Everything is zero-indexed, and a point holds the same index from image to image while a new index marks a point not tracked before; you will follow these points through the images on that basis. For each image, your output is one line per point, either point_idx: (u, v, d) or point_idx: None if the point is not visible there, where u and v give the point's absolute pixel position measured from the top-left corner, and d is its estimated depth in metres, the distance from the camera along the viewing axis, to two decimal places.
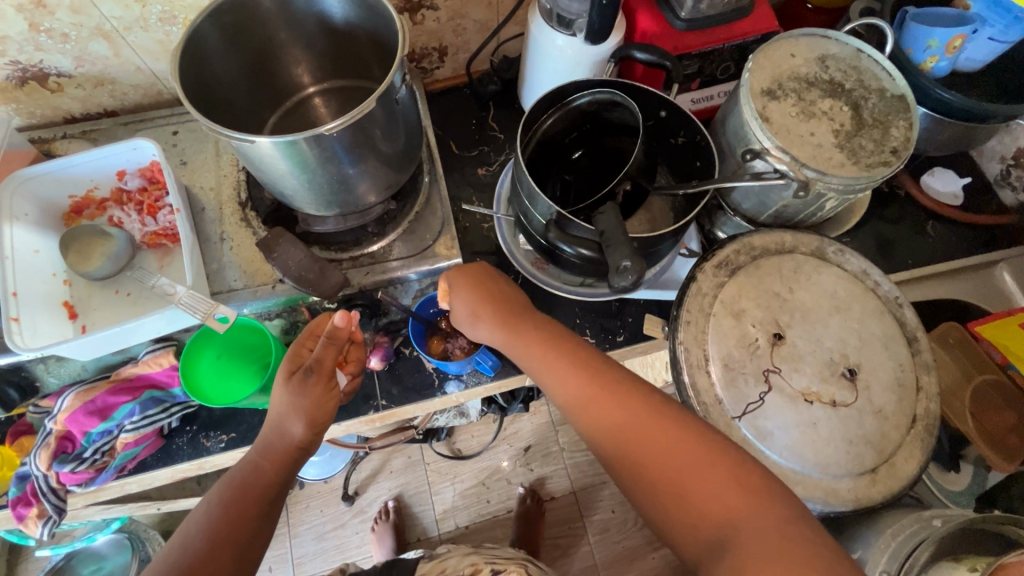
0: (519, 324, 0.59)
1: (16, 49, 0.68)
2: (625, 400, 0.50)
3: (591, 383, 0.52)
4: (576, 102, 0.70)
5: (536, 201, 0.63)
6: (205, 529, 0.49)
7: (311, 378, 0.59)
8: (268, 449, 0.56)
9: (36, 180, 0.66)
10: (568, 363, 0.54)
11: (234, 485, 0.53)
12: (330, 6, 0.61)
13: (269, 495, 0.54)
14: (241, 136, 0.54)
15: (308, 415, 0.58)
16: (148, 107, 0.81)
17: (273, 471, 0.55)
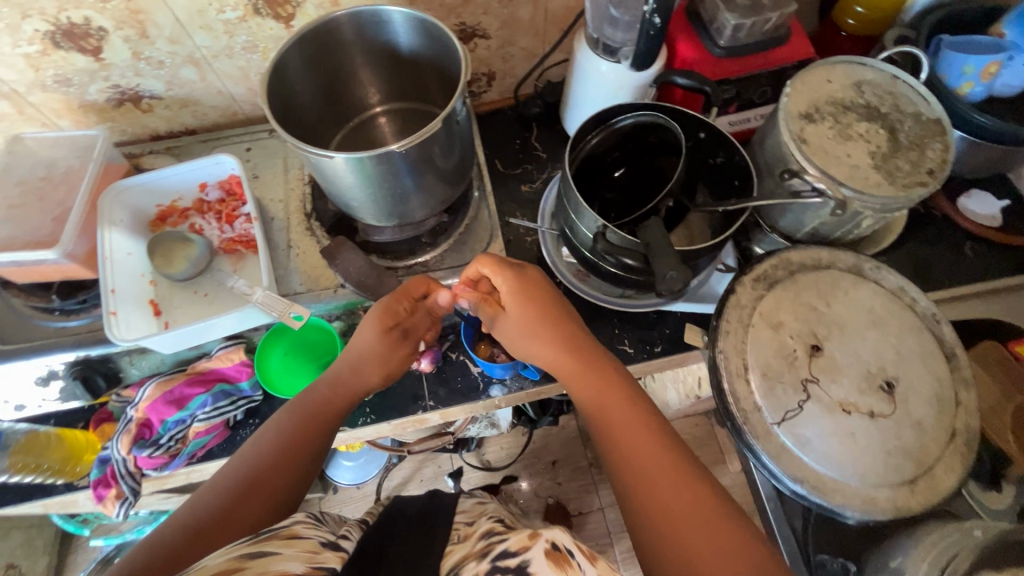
0: (548, 330, 0.68)
1: (119, 75, 0.76)
2: (656, 439, 0.59)
3: (625, 418, 0.61)
4: (620, 123, 0.74)
5: (582, 215, 0.67)
6: (277, 442, 0.60)
7: (403, 339, 0.70)
8: (340, 379, 0.67)
9: (130, 190, 0.74)
10: (606, 396, 0.64)
11: (305, 408, 0.64)
12: (398, 37, 0.67)
13: (330, 424, 0.64)
14: (321, 152, 0.60)
15: (382, 368, 0.69)
16: (224, 126, 0.90)
17: (336, 402, 0.66)
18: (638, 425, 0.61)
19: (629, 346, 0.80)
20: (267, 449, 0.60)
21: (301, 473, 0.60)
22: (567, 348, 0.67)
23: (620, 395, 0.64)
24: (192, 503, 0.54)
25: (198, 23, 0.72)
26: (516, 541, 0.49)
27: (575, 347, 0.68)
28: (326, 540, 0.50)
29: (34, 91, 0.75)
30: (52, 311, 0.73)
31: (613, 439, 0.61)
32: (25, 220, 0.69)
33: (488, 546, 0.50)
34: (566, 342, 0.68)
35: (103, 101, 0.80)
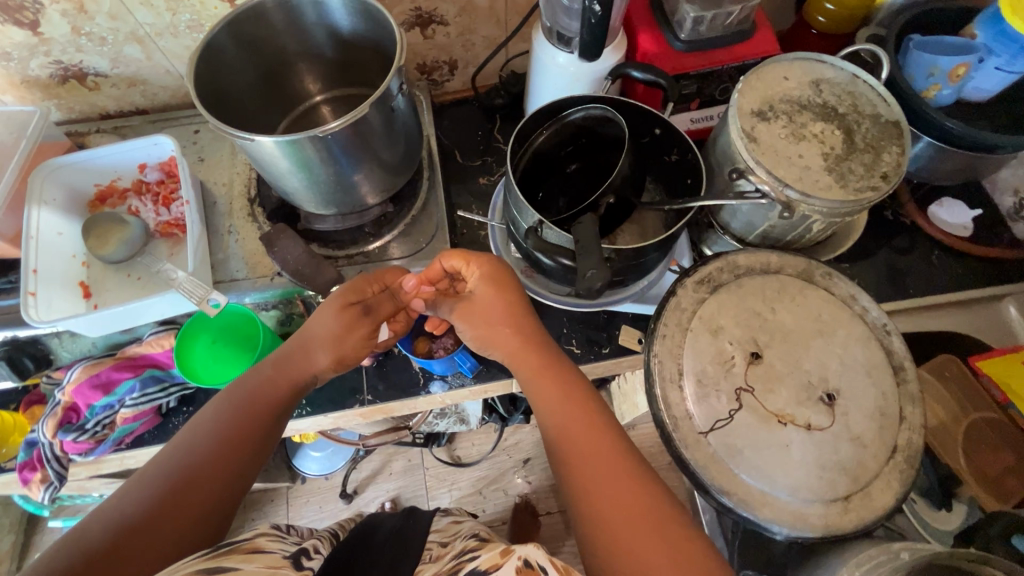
0: (515, 322, 0.67)
1: (59, 50, 0.74)
2: (609, 451, 0.55)
3: (582, 428, 0.57)
4: (570, 115, 0.72)
5: (522, 210, 0.65)
6: (208, 439, 0.54)
7: (365, 318, 0.67)
8: (282, 369, 0.63)
9: (66, 168, 0.72)
10: (565, 403, 0.60)
11: (240, 400, 0.59)
12: (337, 19, 0.65)
13: (268, 414, 0.59)
14: (243, 135, 0.58)
15: (336, 351, 0.65)
16: (175, 107, 0.88)
17: (278, 394, 0.61)
18: (594, 437, 0.56)
19: (575, 346, 0.78)
20: (195, 445, 0.54)
21: (239, 469, 0.54)
22: (533, 347, 0.65)
23: (579, 404, 0.60)
24: (107, 514, 0.47)
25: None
26: (488, 559, 0.50)
27: (538, 346, 0.65)
28: (287, 553, 0.51)
29: None
30: None
31: (569, 452, 0.56)
32: None
33: (459, 564, 0.52)
34: (530, 339, 0.66)
35: (46, 77, 0.78)
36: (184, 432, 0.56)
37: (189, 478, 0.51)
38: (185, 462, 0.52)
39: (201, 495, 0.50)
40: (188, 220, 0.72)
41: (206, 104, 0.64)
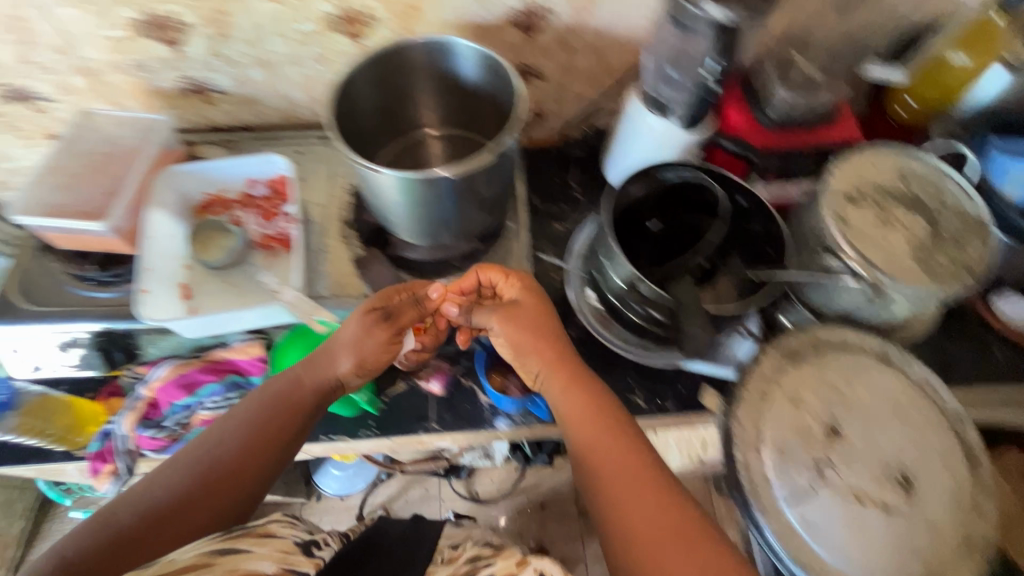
0: (546, 345, 0.70)
1: (193, 67, 0.80)
2: (637, 476, 0.59)
3: (610, 459, 0.60)
4: (667, 176, 0.75)
5: (616, 264, 0.68)
6: (239, 440, 0.62)
7: (384, 322, 0.70)
8: (309, 372, 0.68)
9: (183, 176, 0.77)
10: (595, 431, 0.63)
11: (270, 402, 0.65)
12: (466, 68, 0.70)
13: (293, 411, 0.65)
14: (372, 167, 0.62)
15: (357, 355, 0.68)
16: (279, 127, 0.93)
17: (308, 396, 0.67)
18: (624, 461, 0.60)
19: (641, 398, 0.79)
20: (231, 446, 0.61)
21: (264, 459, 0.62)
22: (564, 371, 0.68)
23: (611, 429, 0.63)
24: (128, 504, 0.57)
25: (275, 31, 0.76)
26: (503, 567, 0.60)
27: (568, 371, 0.68)
28: (300, 540, 0.58)
29: (111, 71, 0.79)
30: (85, 280, 0.75)
31: (598, 480, 0.61)
32: (82, 190, 0.72)
33: (473, 568, 0.60)
34: (562, 366, 0.68)
35: (172, 89, 0.84)
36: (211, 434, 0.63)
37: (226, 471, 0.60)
38: (222, 458, 0.61)
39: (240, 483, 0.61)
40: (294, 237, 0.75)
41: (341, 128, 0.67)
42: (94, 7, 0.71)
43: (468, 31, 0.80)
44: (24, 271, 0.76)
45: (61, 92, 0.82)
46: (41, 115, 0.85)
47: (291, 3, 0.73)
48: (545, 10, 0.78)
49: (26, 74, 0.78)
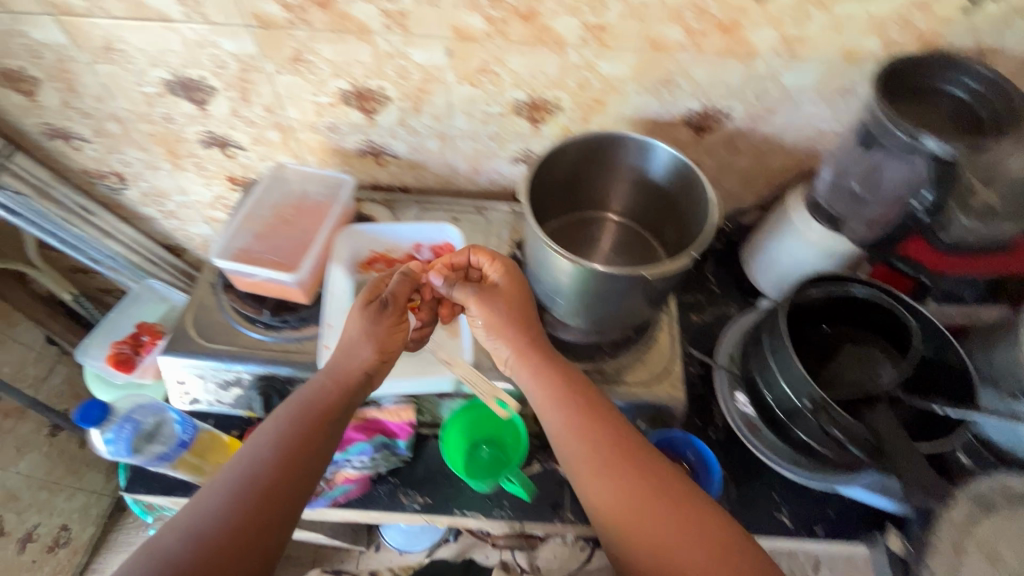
0: (554, 361, 0.67)
1: (378, 134, 0.86)
2: (661, 505, 0.57)
3: (634, 488, 0.58)
4: (854, 292, 0.71)
5: (799, 384, 0.65)
6: (280, 450, 0.58)
7: (388, 309, 0.67)
8: (334, 375, 0.65)
9: (361, 235, 0.82)
10: (608, 462, 0.60)
11: (301, 410, 0.62)
12: (659, 159, 0.71)
13: (330, 419, 0.62)
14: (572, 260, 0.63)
15: (378, 343, 0.66)
16: (435, 191, 0.97)
17: (335, 398, 0.64)
18: (642, 492, 0.58)
19: (787, 517, 0.75)
20: (272, 457, 0.58)
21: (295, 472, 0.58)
22: (560, 389, 0.65)
23: (626, 455, 0.61)
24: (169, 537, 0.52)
25: (463, 109, 0.81)
26: None
27: (581, 392, 0.65)
28: None
29: (304, 130, 0.86)
30: (256, 322, 0.77)
31: (623, 515, 0.58)
32: (275, 240, 0.78)
33: None
34: (569, 380, 0.66)
35: (352, 150, 0.89)
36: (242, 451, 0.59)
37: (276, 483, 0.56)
38: (266, 473, 0.56)
39: (297, 489, 0.57)
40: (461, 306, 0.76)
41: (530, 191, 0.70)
42: (313, 77, 0.77)
43: (641, 126, 0.83)
44: (201, 306, 0.80)
45: (254, 142, 0.88)
46: (229, 159, 0.92)
47: (487, 88, 0.78)
48: (723, 114, 0.80)
49: (230, 125, 0.85)
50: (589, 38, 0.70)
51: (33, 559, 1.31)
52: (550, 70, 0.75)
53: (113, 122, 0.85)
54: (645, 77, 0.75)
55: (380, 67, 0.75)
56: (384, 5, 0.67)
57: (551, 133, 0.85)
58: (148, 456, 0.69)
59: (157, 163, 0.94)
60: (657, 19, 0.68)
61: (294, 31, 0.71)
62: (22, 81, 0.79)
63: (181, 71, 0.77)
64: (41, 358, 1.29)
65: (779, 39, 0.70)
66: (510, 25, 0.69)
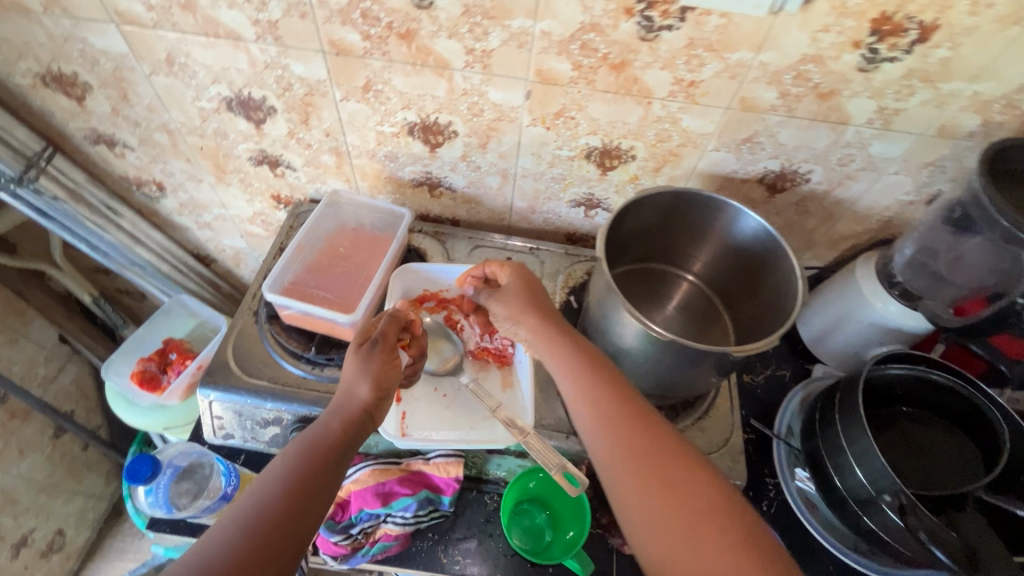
0: (602, 376, 0.60)
1: (438, 166, 0.82)
2: (722, 539, 0.48)
3: (690, 516, 0.49)
4: (934, 377, 0.69)
5: (878, 474, 0.62)
6: (281, 479, 0.49)
7: (376, 347, 0.59)
8: (340, 410, 0.56)
9: (415, 273, 0.79)
10: (664, 482, 0.52)
11: (305, 443, 0.53)
12: (744, 225, 0.72)
13: (336, 453, 0.52)
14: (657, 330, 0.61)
15: (375, 378, 0.58)
16: (486, 226, 0.94)
17: (342, 435, 0.54)
18: (698, 522, 0.49)
19: None
20: (273, 486, 0.48)
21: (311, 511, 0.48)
22: (609, 403, 0.58)
23: (682, 475, 0.52)
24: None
25: (532, 150, 0.78)
26: None
27: (632, 405, 0.58)
28: None
29: (361, 157, 0.82)
30: (301, 358, 0.73)
31: (674, 549, 0.49)
32: (330, 279, 0.76)
33: None
34: (617, 393, 0.59)
35: (407, 180, 0.86)
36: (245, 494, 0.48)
37: (272, 516, 0.46)
38: (268, 504, 0.46)
39: (293, 530, 0.46)
40: (517, 357, 0.75)
41: (609, 240, 0.75)
42: (381, 106, 0.73)
43: (713, 181, 0.80)
44: (243, 336, 0.76)
45: (307, 165, 0.85)
46: (277, 179, 0.88)
47: (561, 132, 0.74)
48: (800, 177, 0.77)
49: (284, 146, 0.82)
50: (678, 92, 0.67)
51: (24, 566, 1.21)
52: (630, 120, 0.72)
53: (163, 132, 0.82)
54: (727, 134, 0.72)
55: (452, 103, 0.72)
56: (470, 42, 0.64)
57: (618, 180, 0.81)
58: (194, 506, 0.70)
59: (201, 175, 0.90)
60: (752, 79, 0.65)
61: (369, 61, 0.68)
62: (73, 85, 0.75)
63: (242, 90, 0.73)
64: (51, 357, 1.24)
65: (875, 109, 0.67)
66: (598, 73, 0.66)
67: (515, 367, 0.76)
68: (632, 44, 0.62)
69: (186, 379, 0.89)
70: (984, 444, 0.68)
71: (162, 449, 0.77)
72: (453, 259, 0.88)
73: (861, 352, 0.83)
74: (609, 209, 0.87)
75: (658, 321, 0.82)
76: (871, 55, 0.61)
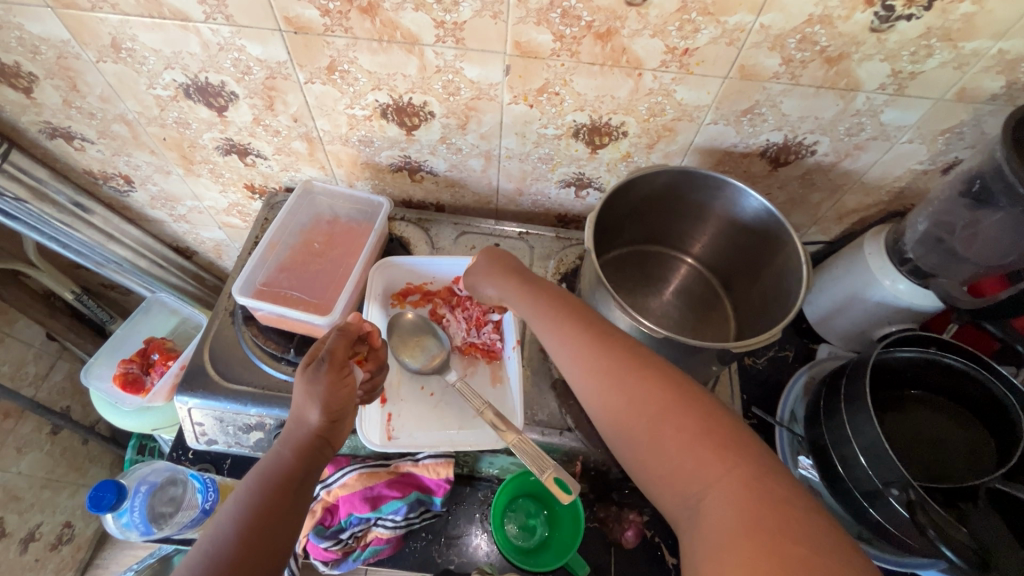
0: (564, 311, 0.58)
1: (417, 150, 0.77)
2: (680, 428, 0.45)
3: (650, 414, 0.47)
4: (947, 361, 0.66)
5: (886, 465, 0.59)
6: (234, 523, 0.46)
7: (322, 367, 0.54)
8: (290, 438, 0.53)
9: (397, 266, 0.75)
10: (621, 390, 0.49)
11: (258, 479, 0.50)
12: (745, 206, 0.68)
13: (291, 487, 0.50)
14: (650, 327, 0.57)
15: (325, 402, 0.53)
16: (472, 210, 0.89)
17: (296, 461, 0.52)
18: (655, 418, 0.46)
19: None
20: (227, 531, 0.46)
21: (276, 524, 0.47)
22: (573, 327, 0.56)
23: (634, 365, 0.50)
24: None
25: (515, 130, 0.72)
26: None
27: (594, 328, 0.55)
28: None
29: (334, 143, 0.77)
30: (280, 361, 0.70)
31: (641, 449, 0.47)
32: (306, 278, 0.72)
33: None
34: (580, 318, 0.57)
35: (385, 165, 0.80)
36: (206, 535, 0.47)
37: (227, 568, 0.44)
38: (222, 556, 0.44)
39: (253, 572, 0.45)
40: (507, 353, 0.72)
41: (600, 226, 0.71)
42: (349, 88, 0.68)
43: (711, 156, 0.74)
44: (219, 338, 0.72)
45: (277, 153, 0.80)
46: (248, 168, 0.83)
47: (545, 109, 0.69)
48: (805, 148, 0.72)
49: (251, 134, 0.76)
50: (670, 62, 0.61)
51: (35, 559, 1.23)
52: (619, 94, 0.66)
53: (121, 124, 0.76)
54: (726, 106, 0.66)
55: (426, 81, 0.66)
56: (439, 14, 0.58)
57: (609, 158, 0.76)
58: (160, 527, 0.69)
59: (168, 167, 0.85)
60: (753, 45, 0.59)
61: (332, 39, 0.62)
62: (18, 76, 0.69)
63: (198, 76, 0.68)
64: (41, 355, 1.22)
65: (888, 74, 0.61)
66: (582, 44, 0.60)
67: (504, 362, 0.73)
68: (618, 11, 0.56)
69: (169, 380, 0.86)
70: (1000, 432, 0.64)
71: (125, 472, 0.72)
72: (438, 247, 0.84)
73: (869, 332, 0.79)
74: (601, 188, 0.82)
75: (655, 307, 0.78)
76: (885, 14, 0.55)
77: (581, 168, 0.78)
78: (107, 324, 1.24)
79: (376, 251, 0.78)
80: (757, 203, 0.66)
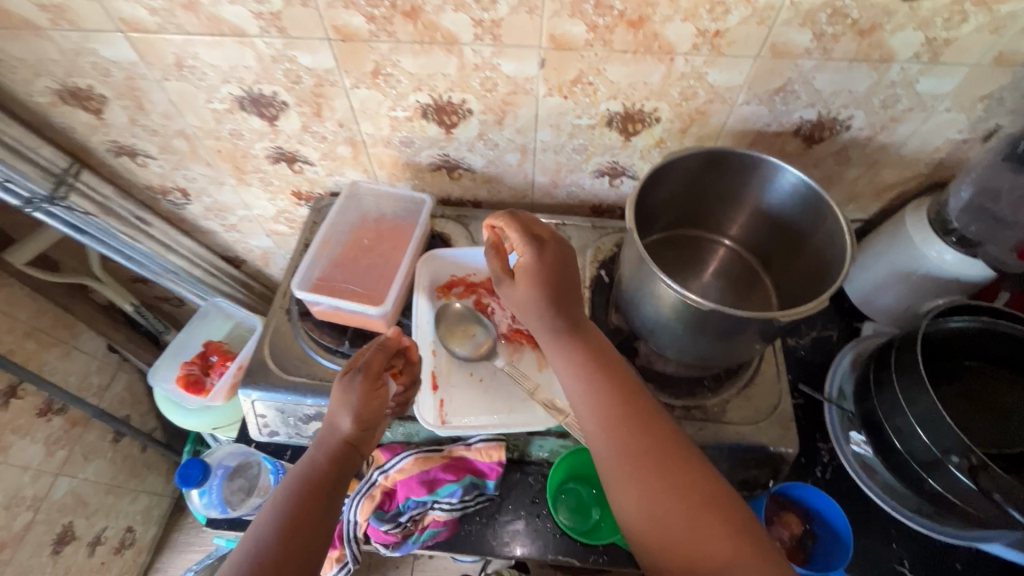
0: (585, 342, 0.61)
1: (455, 147, 0.80)
2: (683, 499, 0.51)
3: (659, 477, 0.52)
4: (1000, 328, 0.65)
5: (942, 434, 0.59)
6: (271, 522, 0.50)
7: (357, 379, 0.59)
8: (324, 444, 0.57)
9: (442, 259, 0.79)
10: (632, 450, 0.54)
11: (295, 479, 0.54)
12: (782, 181, 0.68)
13: (325, 487, 0.54)
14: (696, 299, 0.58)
15: (357, 411, 0.58)
16: (507, 205, 0.91)
17: (329, 466, 0.55)
18: (660, 485, 0.52)
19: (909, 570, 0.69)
20: (266, 528, 0.50)
21: (313, 527, 0.51)
22: (589, 363, 0.59)
23: (646, 429, 0.55)
24: None
25: (550, 122, 0.75)
26: None
27: (612, 371, 0.59)
28: None
29: (377, 145, 0.80)
30: (335, 353, 0.73)
31: (642, 509, 0.52)
32: (356, 273, 0.76)
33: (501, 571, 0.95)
34: (598, 351, 0.60)
35: (425, 164, 0.84)
36: (249, 532, 0.51)
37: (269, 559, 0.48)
38: (263, 548, 0.48)
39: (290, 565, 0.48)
40: None
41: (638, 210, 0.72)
42: (392, 90, 0.71)
43: (744, 137, 0.75)
44: (277, 334, 0.76)
45: (324, 158, 0.84)
46: (296, 174, 0.88)
47: (579, 100, 0.71)
48: (839, 124, 0.72)
49: (300, 140, 0.81)
50: (702, 45, 0.63)
51: (101, 562, 1.29)
52: (652, 80, 0.68)
53: (181, 139, 0.82)
54: (758, 86, 0.67)
55: (464, 79, 0.69)
56: (477, 13, 0.61)
57: (642, 145, 0.78)
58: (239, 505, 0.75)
59: (222, 178, 0.90)
60: (784, 23, 0.60)
61: (376, 44, 0.65)
62: (89, 98, 0.76)
63: (252, 87, 0.72)
64: (103, 366, 1.28)
65: (922, 42, 0.61)
66: (615, 33, 0.62)
67: None
68: None
69: (229, 380, 0.91)
70: None
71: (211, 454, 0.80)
72: (478, 242, 0.86)
73: (915, 306, 0.78)
74: (634, 175, 0.84)
75: (694, 288, 0.80)
76: None
77: (613, 157, 0.80)
78: (162, 335, 1.30)
79: (420, 246, 0.81)
80: (795, 178, 0.66)
